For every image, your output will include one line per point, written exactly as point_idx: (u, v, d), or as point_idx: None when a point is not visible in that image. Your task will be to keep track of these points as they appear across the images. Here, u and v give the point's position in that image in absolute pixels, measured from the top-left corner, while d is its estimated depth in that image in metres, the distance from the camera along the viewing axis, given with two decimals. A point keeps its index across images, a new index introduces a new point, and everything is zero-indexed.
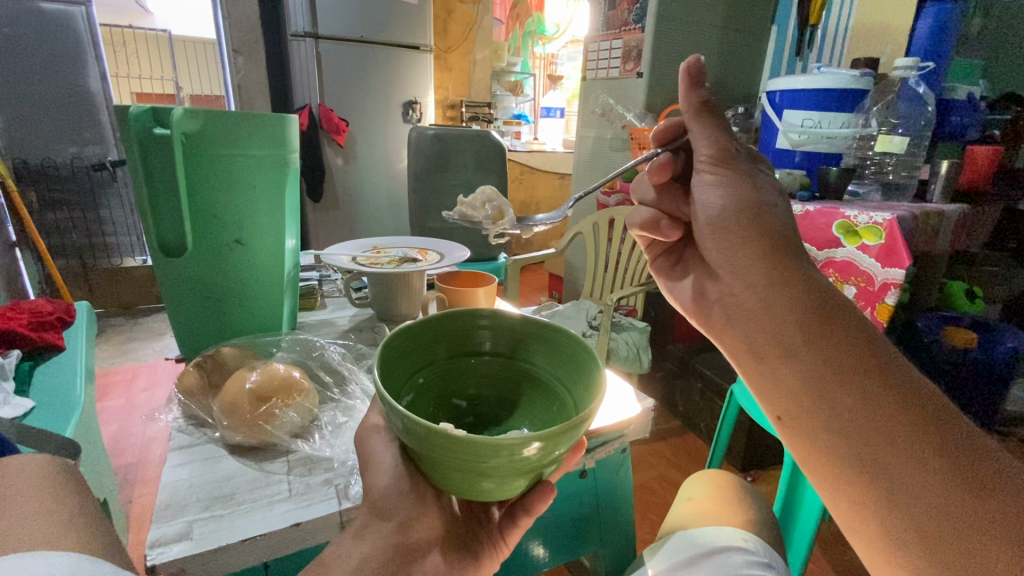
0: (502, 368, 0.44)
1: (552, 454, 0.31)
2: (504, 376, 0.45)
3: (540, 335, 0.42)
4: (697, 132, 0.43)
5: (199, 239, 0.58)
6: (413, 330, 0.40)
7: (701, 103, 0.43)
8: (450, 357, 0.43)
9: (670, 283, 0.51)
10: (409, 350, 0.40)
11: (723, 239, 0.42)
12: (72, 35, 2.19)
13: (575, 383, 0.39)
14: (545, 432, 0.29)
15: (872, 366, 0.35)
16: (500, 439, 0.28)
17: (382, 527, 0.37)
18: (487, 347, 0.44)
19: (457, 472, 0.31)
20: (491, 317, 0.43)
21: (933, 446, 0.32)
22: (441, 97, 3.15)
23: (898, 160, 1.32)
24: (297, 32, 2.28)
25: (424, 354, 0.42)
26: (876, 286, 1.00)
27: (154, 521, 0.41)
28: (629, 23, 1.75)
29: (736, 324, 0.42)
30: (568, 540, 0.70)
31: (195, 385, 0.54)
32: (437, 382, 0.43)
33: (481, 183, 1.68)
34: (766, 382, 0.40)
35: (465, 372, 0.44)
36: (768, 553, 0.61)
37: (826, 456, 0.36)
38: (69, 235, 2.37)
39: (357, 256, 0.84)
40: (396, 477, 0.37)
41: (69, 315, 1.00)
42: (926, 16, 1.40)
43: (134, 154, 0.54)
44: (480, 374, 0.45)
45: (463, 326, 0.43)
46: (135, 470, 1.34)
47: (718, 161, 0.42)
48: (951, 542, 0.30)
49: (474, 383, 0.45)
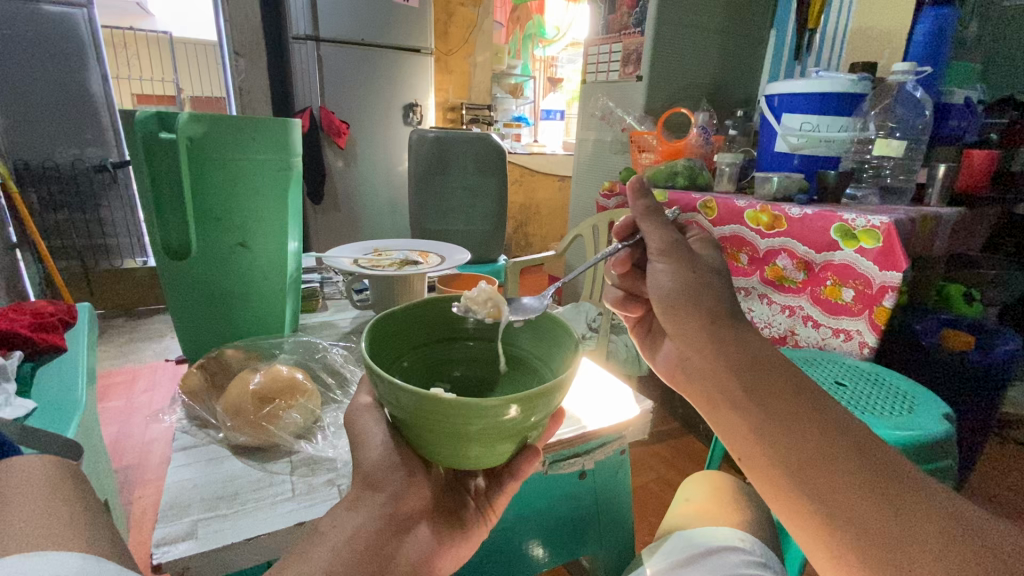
0: (486, 347, 0.46)
1: (533, 421, 0.32)
2: (487, 356, 0.46)
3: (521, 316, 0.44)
4: (648, 230, 0.50)
5: (203, 242, 0.59)
6: (401, 309, 0.41)
7: (647, 208, 0.51)
8: (436, 338, 0.45)
9: (645, 350, 0.55)
10: (398, 329, 0.41)
11: (673, 310, 0.47)
12: (74, 37, 2.20)
13: (555, 357, 0.41)
14: (526, 395, 0.30)
15: (806, 410, 0.38)
16: (482, 403, 0.29)
17: (375, 498, 0.38)
18: (470, 327, 0.45)
19: (444, 439, 0.32)
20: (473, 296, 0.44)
21: (864, 470, 0.35)
22: (441, 99, 3.16)
23: (895, 164, 1.33)
24: (298, 35, 2.29)
25: (412, 334, 0.43)
26: (874, 289, 1.02)
27: (159, 521, 0.41)
28: (628, 27, 1.75)
29: (693, 378, 0.46)
30: (567, 541, 0.70)
31: (198, 386, 0.55)
32: (422, 364, 0.44)
33: (481, 186, 1.69)
34: (724, 430, 0.43)
35: (449, 355, 0.46)
36: (765, 554, 0.61)
37: (783, 499, 0.38)
38: (70, 236, 2.38)
39: (358, 258, 0.84)
40: (397, 476, 0.38)
41: (70, 316, 1.00)
42: (924, 22, 1.37)
43: (140, 158, 0.56)
44: (463, 357, 0.46)
45: (446, 309, 0.44)
46: (136, 471, 1.35)
47: (665, 251, 0.48)
48: (897, 563, 0.32)
49: (459, 364, 0.46)
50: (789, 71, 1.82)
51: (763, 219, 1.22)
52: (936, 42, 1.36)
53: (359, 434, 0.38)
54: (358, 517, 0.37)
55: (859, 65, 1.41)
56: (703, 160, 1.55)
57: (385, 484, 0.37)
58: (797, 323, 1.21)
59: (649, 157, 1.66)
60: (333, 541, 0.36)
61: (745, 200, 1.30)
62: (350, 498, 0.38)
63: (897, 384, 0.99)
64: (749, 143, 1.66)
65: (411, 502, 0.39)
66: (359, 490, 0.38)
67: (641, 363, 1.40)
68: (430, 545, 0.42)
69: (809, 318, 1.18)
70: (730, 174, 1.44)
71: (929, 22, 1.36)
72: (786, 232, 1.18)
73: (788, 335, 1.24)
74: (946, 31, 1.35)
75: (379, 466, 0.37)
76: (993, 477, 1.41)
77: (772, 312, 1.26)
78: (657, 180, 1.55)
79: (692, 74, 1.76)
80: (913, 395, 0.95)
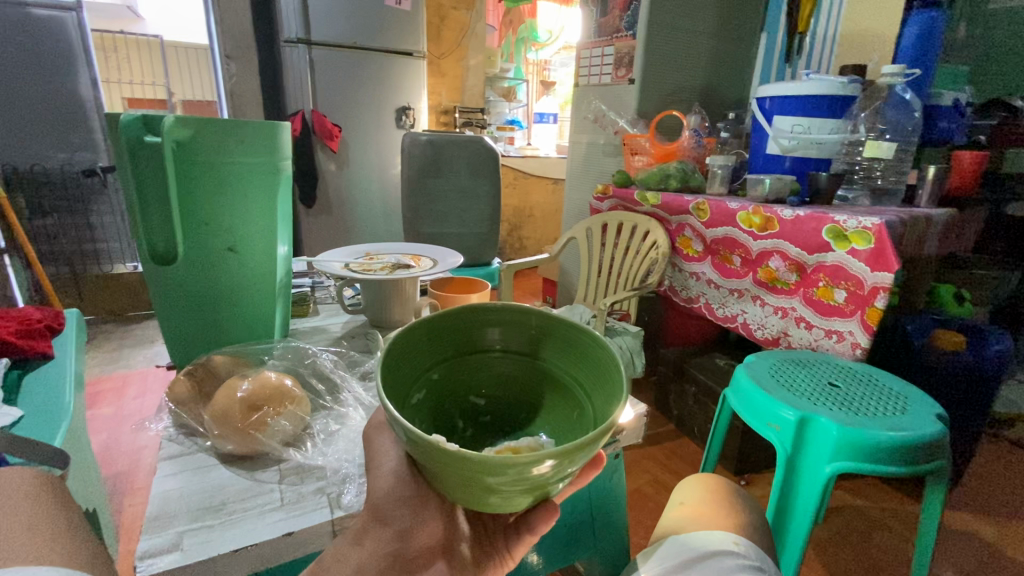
0: (518, 367, 0.38)
1: (566, 471, 0.27)
2: (523, 376, 0.38)
3: (564, 335, 0.36)
4: None
5: (191, 247, 0.58)
6: (418, 327, 0.34)
7: None
8: (459, 355, 0.37)
9: None
10: (416, 351, 0.34)
11: None
12: (63, 41, 2.18)
13: (597, 390, 0.34)
14: (558, 449, 0.24)
15: None
16: (507, 457, 0.24)
17: (383, 533, 0.37)
18: (499, 345, 0.38)
19: (462, 485, 0.27)
20: (499, 313, 0.37)
21: None
22: (434, 102, 3.16)
23: (886, 165, 1.31)
24: (289, 38, 2.29)
25: (437, 348, 0.36)
26: (866, 290, 1.02)
27: (144, 532, 0.41)
28: (621, 30, 1.76)
29: None
30: (562, 547, 0.70)
31: (186, 394, 0.54)
32: (449, 381, 0.37)
33: (474, 189, 1.68)
34: None
35: (480, 370, 0.39)
36: (760, 557, 0.61)
37: None
38: (59, 242, 2.35)
39: (349, 263, 0.84)
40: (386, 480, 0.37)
41: (58, 323, 0.99)
42: (912, 24, 1.39)
43: (124, 161, 0.55)
44: (496, 372, 0.39)
45: (477, 320, 0.37)
46: (125, 480, 1.33)
47: None
48: None
49: (487, 383, 0.39)
50: (779, 74, 1.83)
51: (756, 221, 1.23)
52: (924, 44, 1.37)
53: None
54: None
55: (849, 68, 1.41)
56: (695, 162, 1.56)
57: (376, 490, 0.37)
58: (790, 325, 1.21)
59: (642, 160, 1.67)
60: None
61: (738, 202, 1.30)
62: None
63: (890, 385, 0.99)
64: (741, 145, 1.67)
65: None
66: (365, 525, 0.38)
67: (636, 366, 1.40)
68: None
69: (801, 319, 1.18)
70: (722, 176, 1.43)
71: (917, 24, 1.38)
72: (778, 234, 1.19)
73: (780, 336, 1.24)
74: (935, 34, 1.36)
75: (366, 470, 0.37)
76: (985, 475, 1.42)
77: (765, 314, 1.27)
78: (648, 182, 1.55)
79: (684, 77, 1.77)
80: (905, 394, 0.95)
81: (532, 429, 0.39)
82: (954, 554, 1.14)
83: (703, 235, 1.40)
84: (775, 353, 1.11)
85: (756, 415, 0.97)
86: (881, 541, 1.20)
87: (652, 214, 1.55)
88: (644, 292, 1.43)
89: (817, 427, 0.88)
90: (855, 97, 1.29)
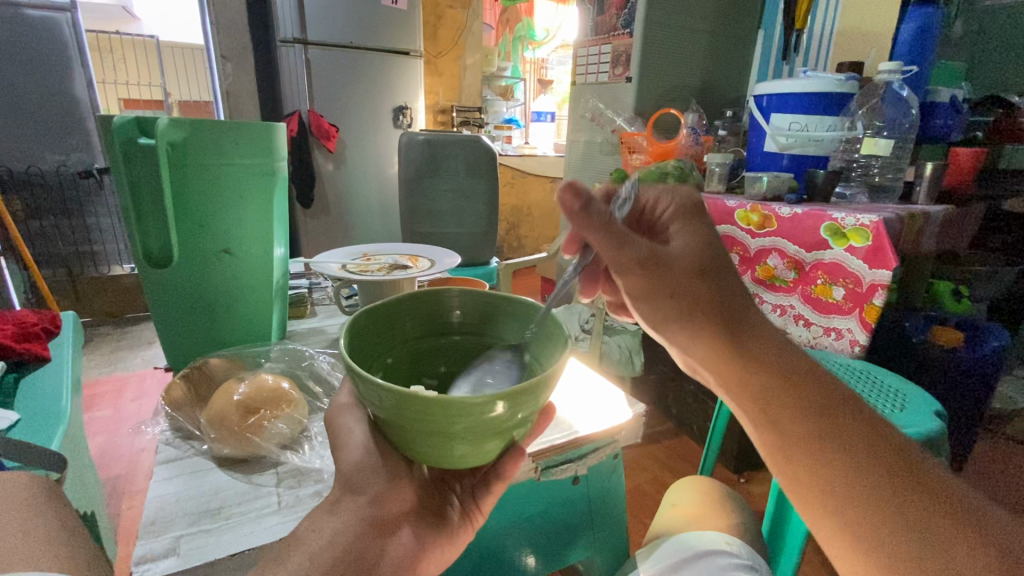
0: (474, 343, 0.45)
1: (518, 417, 0.32)
2: (475, 351, 0.45)
3: (509, 310, 0.43)
4: None
5: (186, 248, 0.58)
6: (384, 303, 0.40)
7: None
8: (420, 333, 0.44)
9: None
10: (382, 325, 0.40)
11: None
12: (57, 42, 2.17)
13: (544, 351, 0.40)
14: (509, 391, 0.29)
15: None
16: (463, 401, 0.29)
17: (355, 501, 0.37)
18: (458, 324, 0.45)
19: (429, 439, 0.32)
20: (457, 293, 0.43)
21: None
22: (431, 101, 3.15)
23: (883, 162, 1.33)
24: (285, 38, 2.27)
25: (397, 330, 0.42)
26: (864, 288, 1.02)
27: (140, 538, 0.40)
28: (618, 28, 1.75)
29: None
30: (560, 546, 0.69)
31: (182, 397, 0.54)
32: (407, 361, 0.43)
33: (472, 189, 1.68)
34: None
35: (434, 350, 0.45)
36: (751, 556, 0.61)
37: None
38: (56, 244, 2.34)
39: (346, 263, 0.83)
40: (377, 476, 0.37)
41: (54, 325, 0.98)
42: (910, 21, 1.39)
43: (118, 164, 0.54)
44: (449, 351, 0.45)
45: (433, 302, 0.43)
46: (124, 483, 1.33)
47: None
48: None
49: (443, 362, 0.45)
50: (777, 71, 1.84)
51: (754, 220, 1.22)
52: (920, 41, 1.38)
53: (339, 438, 0.38)
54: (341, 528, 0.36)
55: (847, 65, 1.41)
56: (693, 160, 1.56)
57: (369, 488, 0.37)
58: (789, 323, 1.21)
59: (639, 158, 1.66)
60: (314, 547, 0.35)
61: (735, 200, 1.30)
62: (331, 501, 0.38)
63: (888, 383, 0.99)
64: (739, 143, 1.67)
65: (394, 501, 0.38)
66: (339, 495, 0.38)
67: (634, 364, 1.41)
68: (412, 548, 0.41)
69: (800, 317, 1.18)
70: (719, 175, 1.45)
71: (915, 21, 1.38)
72: (777, 232, 1.19)
73: None
74: (931, 32, 1.37)
75: (358, 469, 0.37)
76: (984, 472, 1.42)
77: (763, 312, 1.27)
78: (646, 180, 1.52)
79: (681, 75, 1.77)
80: (904, 392, 0.95)
81: None
82: None
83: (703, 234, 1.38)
84: None
85: None
86: None
87: None
88: None
89: None
90: (851, 94, 1.29)
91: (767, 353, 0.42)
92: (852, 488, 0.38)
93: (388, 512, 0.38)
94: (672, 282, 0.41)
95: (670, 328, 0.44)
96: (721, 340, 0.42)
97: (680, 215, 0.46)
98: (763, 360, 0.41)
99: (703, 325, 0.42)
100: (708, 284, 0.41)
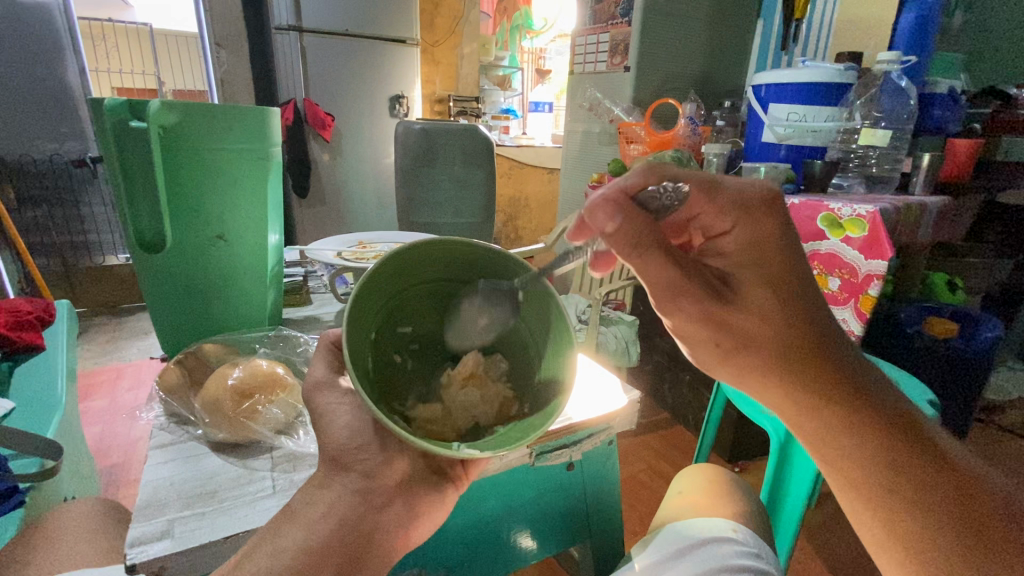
0: (473, 299, 0.47)
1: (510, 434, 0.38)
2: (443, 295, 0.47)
3: (486, 267, 0.44)
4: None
5: (179, 234, 0.57)
6: (390, 257, 0.40)
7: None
8: (419, 282, 0.45)
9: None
10: (383, 280, 0.41)
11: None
12: (48, 27, 2.14)
13: (544, 337, 0.44)
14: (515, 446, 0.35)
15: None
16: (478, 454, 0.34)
17: (349, 479, 0.37)
18: (460, 282, 0.45)
19: None
20: (441, 253, 0.42)
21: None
22: (429, 91, 3.10)
23: (880, 153, 1.32)
24: (280, 25, 2.25)
25: (373, 298, 0.41)
26: (860, 278, 1.03)
27: (134, 521, 0.40)
28: (617, 17, 1.73)
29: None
30: (555, 531, 0.70)
31: (176, 381, 0.53)
32: (382, 321, 0.43)
33: (469, 178, 1.66)
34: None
35: (403, 302, 0.45)
36: (755, 544, 0.62)
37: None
38: (49, 233, 2.32)
39: (342, 251, 0.83)
40: (369, 453, 0.38)
41: (49, 314, 0.97)
42: (909, 11, 1.38)
43: (109, 147, 0.53)
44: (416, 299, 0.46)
45: (407, 264, 0.42)
46: (121, 472, 1.33)
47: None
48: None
49: (409, 311, 0.46)
50: (776, 61, 1.83)
51: None
52: (921, 31, 1.36)
53: (329, 416, 0.38)
54: (336, 509, 0.37)
55: (845, 55, 1.40)
56: (691, 150, 1.55)
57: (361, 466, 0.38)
58: None
59: (637, 148, 1.66)
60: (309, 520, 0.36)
61: None
62: (320, 478, 0.38)
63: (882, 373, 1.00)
64: (736, 133, 1.67)
65: (387, 478, 0.39)
66: (332, 474, 0.38)
67: (631, 354, 1.41)
68: (408, 524, 0.40)
69: None
70: (718, 165, 1.44)
71: (914, 11, 1.37)
72: (773, 222, 1.19)
73: None
74: (930, 21, 1.36)
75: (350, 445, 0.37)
76: None
77: None
78: None
79: (680, 64, 1.76)
80: (898, 382, 0.96)
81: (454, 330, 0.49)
82: None
83: None
84: None
85: (751, 404, 0.98)
86: None
87: None
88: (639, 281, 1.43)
89: None
90: (850, 85, 1.28)
91: (839, 399, 0.43)
92: (915, 524, 0.40)
93: (381, 492, 0.38)
94: (731, 332, 0.45)
95: (731, 374, 0.47)
96: (787, 383, 0.44)
97: (743, 244, 0.45)
98: (833, 408, 0.43)
99: (768, 370, 0.44)
100: (790, 325, 0.43)
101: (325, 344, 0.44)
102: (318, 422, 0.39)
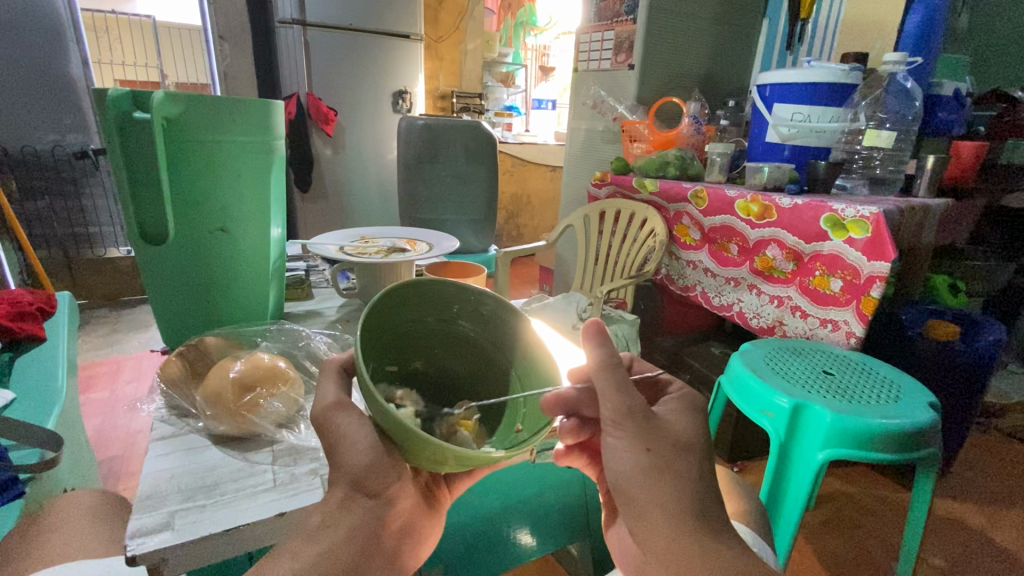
0: (473, 343, 0.47)
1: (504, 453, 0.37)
2: (429, 337, 0.46)
3: (479, 305, 0.44)
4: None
5: (181, 227, 0.57)
6: (399, 286, 0.41)
7: None
8: (419, 321, 0.45)
9: None
10: (387, 309, 0.42)
11: None
12: (51, 18, 2.14)
13: (535, 381, 0.43)
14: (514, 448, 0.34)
15: None
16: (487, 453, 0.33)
17: (359, 498, 0.37)
18: (465, 326, 0.46)
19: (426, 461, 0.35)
20: (442, 289, 0.43)
21: None
22: (431, 87, 3.13)
23: (885, 155, 1.31)
24: (284, 19, 2.26)
25: (374, 329, 0.41)
26: (862, 279, 1.02)
27: (136, 512, 0.40)
28: (621, 15, 1.73)
29: None
30: (558, 529, 0.69)
31: (178, 374, 0.53)
32: (377, 361, 0.42)
33: (471, 175, 1.66)
34: None
35: (393, 344, 0.44)
36: (757, 541, 0.60)
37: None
38: (51, 224, 2.32)
39: (344, 246, 0.83)
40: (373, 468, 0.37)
41: (50, 305, 0.97)
42: (915, 12, 1.37)
43: (112, 138, 0.52)
44: (404, 342, 0.45)
45: (405, 299, 0.43)
46: (121, 463, 1.33)
47: None
48: None
49: (398, 353, 0.45)
50: (780, 61, 1.82)
51: (753, 210, 1.22)
52: (926, 32, 1.35)
53: (332, 437, 0.37)
54: (354, 523, 0.37)
55: (851, 56, 1.40)
56: (694, 150, 1.54)
57: (377, 487, 0.37)
58: (785, 314, 1.21)
59: (641, 146, 1.65)
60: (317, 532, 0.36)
61: (735, 190, 1.29)
62: (331, 493, 0.37)
63: (883, 373, 1.00)
64: (740, 133, 1.66)
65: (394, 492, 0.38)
66: (339, 488, 0.37)
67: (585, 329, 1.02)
68: (416, 516, 0.41)
69: (797, 309, 1.18)
70: (721, 165, 1.42)
71: (921, 12, 1.36)
72: (776, 222, 1.18)
73: (775, 325, 1.24)
74: (937, 21, 1.35)
75: (362, 467, 0.36)
76: (975, 463, 1.44)
77: (760, 303, 1.27)
78: (647, 170, 1.54)
79: (684, 63, 1.75)
80: (899, 383, 0.97)
81: (440, 372, 0.47)
82: (942, 540, 1.16)
83: (702, 223, 1.38)
84: (770, 341, 1.11)
85: (752, 403, 0.98)
86: (870, 527, 1.22)
87: (650, 201, 1.54)
88: (641, 280, 1.40)
89: (810, 413, 0.89)
90: (855, 85, 1.28)
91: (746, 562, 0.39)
92: None
93: (393, 507, 0.38)
94: None
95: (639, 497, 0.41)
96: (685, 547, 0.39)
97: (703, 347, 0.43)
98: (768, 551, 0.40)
99: None
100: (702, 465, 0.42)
101: (326, 359, 0.42)
102: (325, 437, 0.37)
